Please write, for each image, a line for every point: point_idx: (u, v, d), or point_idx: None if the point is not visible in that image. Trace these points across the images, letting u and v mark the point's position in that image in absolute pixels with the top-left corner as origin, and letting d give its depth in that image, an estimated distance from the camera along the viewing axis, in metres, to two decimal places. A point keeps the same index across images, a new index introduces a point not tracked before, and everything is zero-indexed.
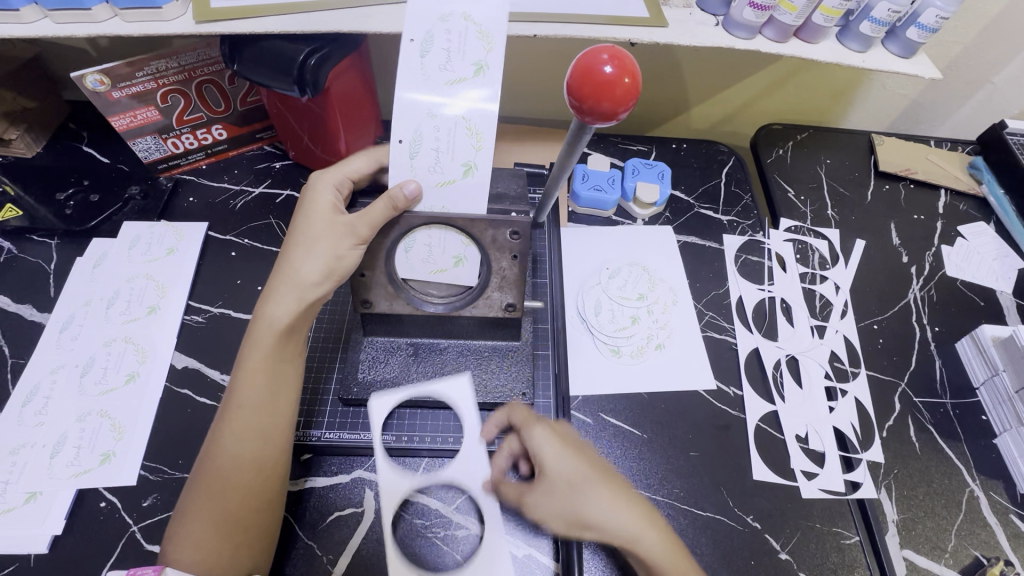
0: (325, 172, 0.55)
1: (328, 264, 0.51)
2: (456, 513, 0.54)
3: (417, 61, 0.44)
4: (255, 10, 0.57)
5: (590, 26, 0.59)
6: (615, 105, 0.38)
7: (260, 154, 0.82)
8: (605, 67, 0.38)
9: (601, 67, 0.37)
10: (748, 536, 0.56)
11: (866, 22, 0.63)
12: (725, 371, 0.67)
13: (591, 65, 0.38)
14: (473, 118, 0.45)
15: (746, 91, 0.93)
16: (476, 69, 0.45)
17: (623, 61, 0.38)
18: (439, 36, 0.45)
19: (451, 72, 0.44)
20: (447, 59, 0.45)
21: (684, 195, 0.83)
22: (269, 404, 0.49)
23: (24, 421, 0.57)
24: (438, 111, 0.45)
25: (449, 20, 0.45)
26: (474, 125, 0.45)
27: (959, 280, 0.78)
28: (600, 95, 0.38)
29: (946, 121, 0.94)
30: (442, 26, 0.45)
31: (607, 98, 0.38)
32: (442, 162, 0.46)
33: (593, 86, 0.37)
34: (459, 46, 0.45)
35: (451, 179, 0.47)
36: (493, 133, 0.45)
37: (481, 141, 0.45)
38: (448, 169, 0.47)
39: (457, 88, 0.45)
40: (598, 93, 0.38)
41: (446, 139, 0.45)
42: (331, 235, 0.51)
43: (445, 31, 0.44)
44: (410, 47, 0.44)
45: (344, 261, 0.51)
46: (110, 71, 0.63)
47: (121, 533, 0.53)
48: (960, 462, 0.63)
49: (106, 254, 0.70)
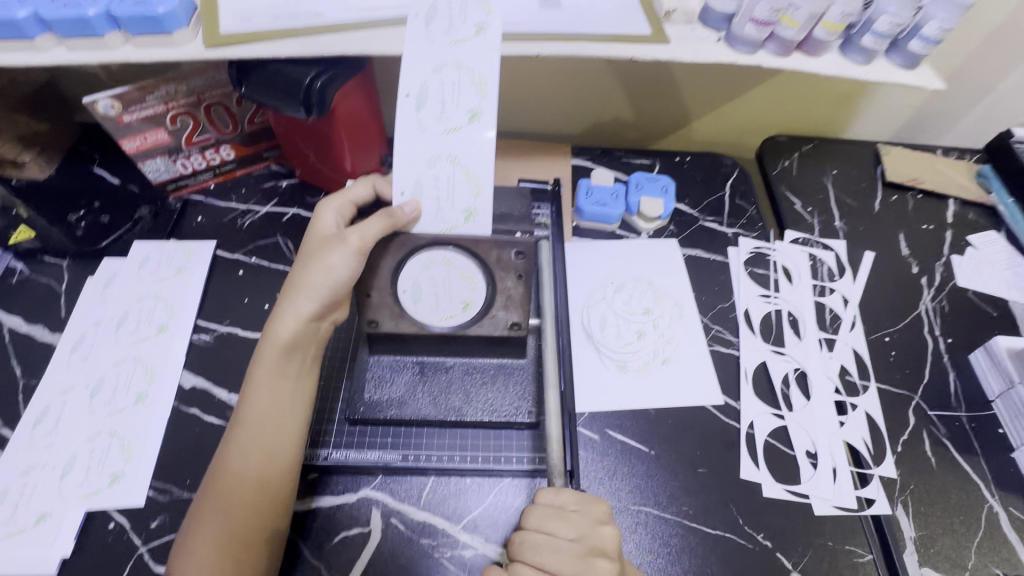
0: (327, 199, 0.56)
1: (322, 276, 0.52)
2: (462, 533, 0.55)
3: (413, 114, 0.46)
4: (263, 35, 0.58)
5: (592, 44, 0.60)
6: None
7: (267, 173, 0.83)
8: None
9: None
10: (759, 554, 0.55)
11: (868, 36, 0.63)
12: (733, 386, 0.67)
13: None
14: (470, 166, 0.48)
15: (748, 103, 0.93)
16: (470, 116, 0.46)
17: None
18: (433, 87, 0.46)
19: (446, 124, 0.46)
20: (441, 110, 0.46)
21: (689, 208, 0.83)
22: (274, 421, 0.50)
23: (35, 442, 0.58)
24: (436, 161, 0.48)
25: (443, 71, 0.46)
26: (472, 174, 0.48)
27: (969, 290, 0.77)
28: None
29: (951, 130, 0.93)
30: (435, 77, 0.46)
31: None
32: (443, 209, 0.50)
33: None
34: (452, 97, 0.46)
35: (452, 225, 0.51)
36: (490, 180, 0.48)
37: (480, 188, 0.49)
38: (451, 215, 0.50)
39: (453, 137, 0.47)
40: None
41: (446, 189, 0.49)
42: (324, 248, 0.52)
43: (439, 82, 0.46)
44: (406, 101, 0.46)
45: (335, 271, 0.51)
46: (121, 95, 0.64)
47: (130, 554, 0.53)
48: (979, 478, 0.61)
49: (117, 273, 0.71)
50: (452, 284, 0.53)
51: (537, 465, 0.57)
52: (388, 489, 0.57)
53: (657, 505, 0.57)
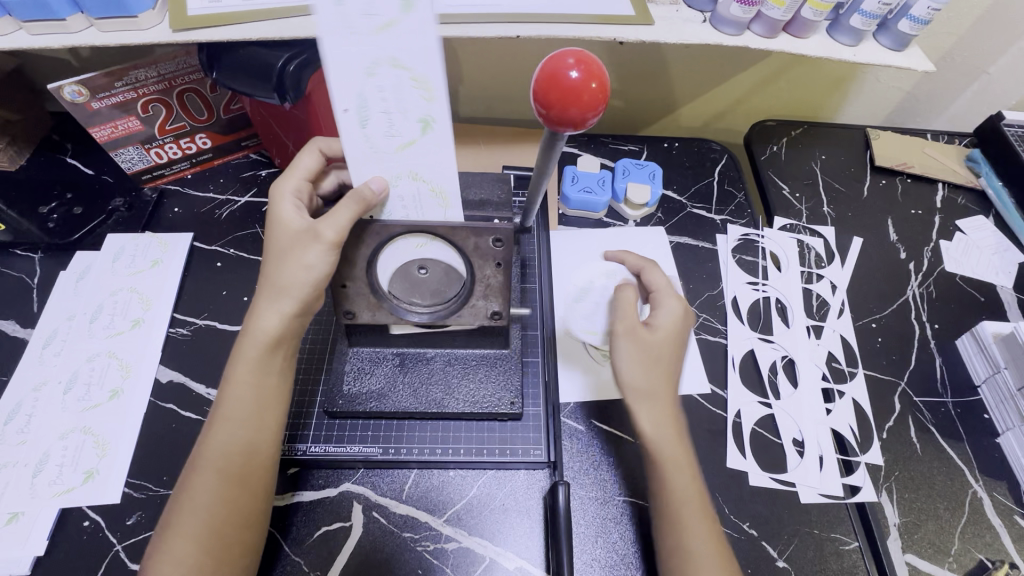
0: (283, 180, 0.53)
1: (302, 275, 0.49)
2: (445, 525, 0.54)
3: (360, 132, 0.41)
4: (231, 17, 0.56)
5: (574, 25, 0.58)
6: (583, 111, 0.40)
7: (246, 162, 0.81)
8: (568, 57, 0.40)
9: (566, 73, 0.39)
10: (744, 543, 0.55)
11: (856, 15, 0.61)
12: (719, 374, 0.66)
13: (557, 70, 0.39)
14: (435, 180, 0.45)
15: (737, 88, 0.91)
16: (422, 125, 0.41)
17: (589, 66, 0.40)
18: (373, 96, 0.39)
19: (399, 138, 0.42)
20: (390, 122, 0.41)
21: (676, 194, 0.82)
22: (255, 418, 0.49)
23: (6, 440, 0.56)
24: (398, 178, 0.45)
25: (378, 72, 0.38)
26: (438, 189, 0.46)
27: (958, 275, 0.77)
28: (567, 101, 0.39)
29: (942, 114, 0.92)
30: (372, 83, 0.38)
31: (575, 103, 0.39)
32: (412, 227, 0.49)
33: (559, 91, 0.39)
34: (398, 106, 0.40)
35: (422, 242, 0.50)
36: (457, 193, 0.46)
37: (448, 201, 0.47)
38: (418, 233, 0.49)
39: (409, 151, 0.43)
40: (564, 100, 0.39)
41: (413, 205, 0.47)
42: (298, 243, 0.49)
43: (377, 89, 0.39)
44: (347, 118, 0.40)
45: (315, 269, 0.49)
46: (87, 82, 0.62)
47: (104, 552, 0.52)
48: (963, 463, 0.61)
49: (90, 267, 0.69)
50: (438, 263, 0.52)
51: (520, 457, 0.57)
52: (370, 483, 0.56)
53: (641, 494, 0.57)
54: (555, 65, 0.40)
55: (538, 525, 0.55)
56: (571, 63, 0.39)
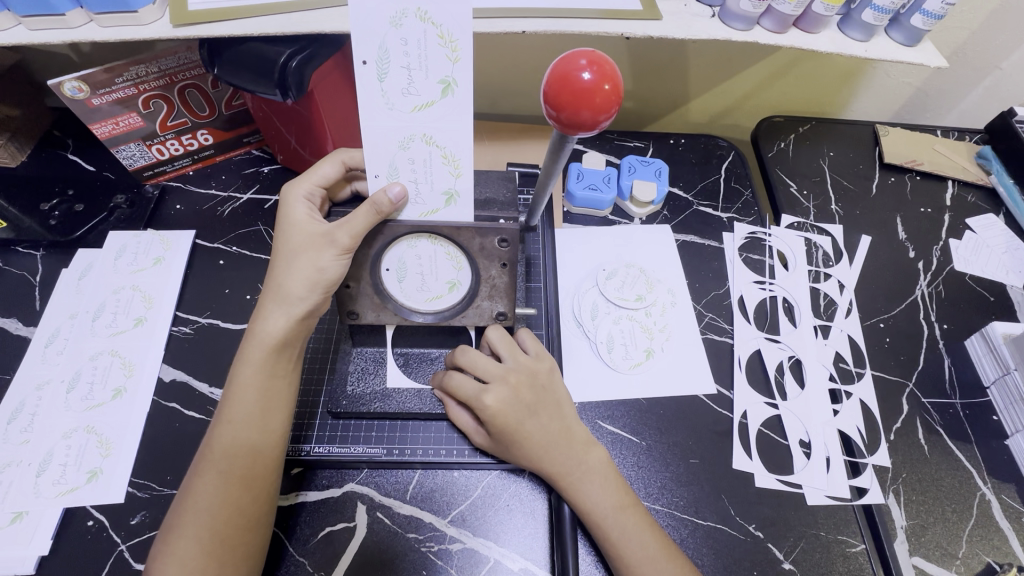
0: (293, 184, 0.53)
1: (311, 277, 0.48)
2: (450, 526, 0.54)
3: None
4: (232, 13, 0.55)
5: (582, 20, 0.57)
6: (595, 113, 0.39)
7: (248, 158, 0.80)
8: (580, 59, 0.39)
9: (578, 74, 0.38)
10: (750, 545, 0.54)
11: (868, 10, 0.60)
12: (725, 375, 0.65)
13: (568, 72, 0.39)
14: (451, 245, 0.50)
15: (744, 84, 0.90)
16: (446, 197, 0.46)
17: (602, 67, 0.39)
18: (404, 165, 0.44)
19: (421, 206, 0.46)
20: (417, 191, 0.46)
21: (682, 191, 0.81)
22: (258, 419, 0.49)
23: (9, 439, 0.56)
24: (417, 241, 0.49)
25: (412, 146, 0.43)
26: (454, 252, 0.50)
27: (967, 274, 0.76)
28: (578, 104, 0.39)
29: (953, 110, 0.91)
30: (404, 155, 0.43)
31: (586, 106, 0.39)
32: (428, 281, 0.52)
33: (570, 94, 0.38)
34: (426, 176, 0.45)
35: (437, 294, 0.53)
36: (470, 257, 0.50)
37: (461, 262, 0.51)
38: (435, 287, 0.53)
39: (431, 218, 0.47)
40: (575, 103, 0.39)
41: (429, 262, 0.51)
42: (311, 245, 0.48)
43: (408, 161, 0.44)
44: (377, 182, 0.45)
45: (327, 272, 0.48)
46: (87, 78, 0.61)
47: (109, 552, 0.52)
48: (971, 465, 0.61)
49: (92, 265, 0.68)
50: (439, 264, 0.51)
51: None
52: (374, 484, 0.56)
53: (646, 497, 0.56)
54: (567, 67, 0.39)
55: (544, 526, 0.54)
56: (583, 65, 0.39)
